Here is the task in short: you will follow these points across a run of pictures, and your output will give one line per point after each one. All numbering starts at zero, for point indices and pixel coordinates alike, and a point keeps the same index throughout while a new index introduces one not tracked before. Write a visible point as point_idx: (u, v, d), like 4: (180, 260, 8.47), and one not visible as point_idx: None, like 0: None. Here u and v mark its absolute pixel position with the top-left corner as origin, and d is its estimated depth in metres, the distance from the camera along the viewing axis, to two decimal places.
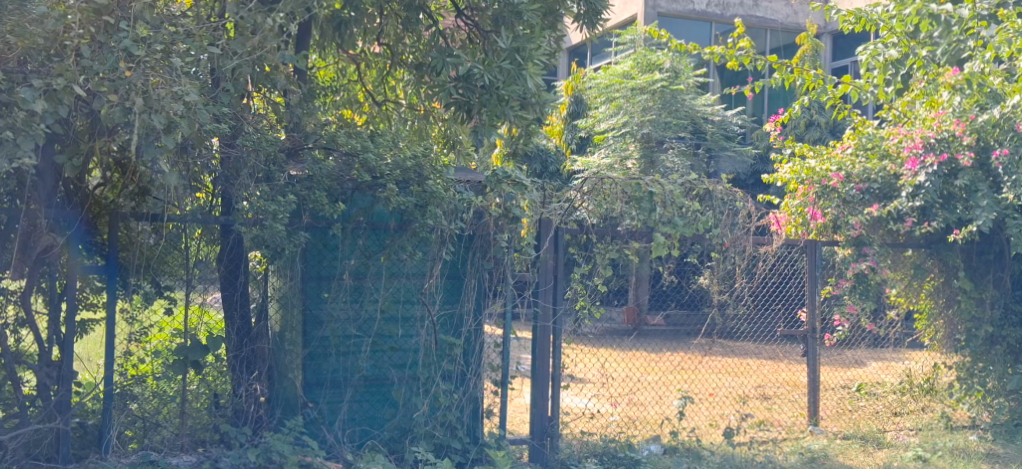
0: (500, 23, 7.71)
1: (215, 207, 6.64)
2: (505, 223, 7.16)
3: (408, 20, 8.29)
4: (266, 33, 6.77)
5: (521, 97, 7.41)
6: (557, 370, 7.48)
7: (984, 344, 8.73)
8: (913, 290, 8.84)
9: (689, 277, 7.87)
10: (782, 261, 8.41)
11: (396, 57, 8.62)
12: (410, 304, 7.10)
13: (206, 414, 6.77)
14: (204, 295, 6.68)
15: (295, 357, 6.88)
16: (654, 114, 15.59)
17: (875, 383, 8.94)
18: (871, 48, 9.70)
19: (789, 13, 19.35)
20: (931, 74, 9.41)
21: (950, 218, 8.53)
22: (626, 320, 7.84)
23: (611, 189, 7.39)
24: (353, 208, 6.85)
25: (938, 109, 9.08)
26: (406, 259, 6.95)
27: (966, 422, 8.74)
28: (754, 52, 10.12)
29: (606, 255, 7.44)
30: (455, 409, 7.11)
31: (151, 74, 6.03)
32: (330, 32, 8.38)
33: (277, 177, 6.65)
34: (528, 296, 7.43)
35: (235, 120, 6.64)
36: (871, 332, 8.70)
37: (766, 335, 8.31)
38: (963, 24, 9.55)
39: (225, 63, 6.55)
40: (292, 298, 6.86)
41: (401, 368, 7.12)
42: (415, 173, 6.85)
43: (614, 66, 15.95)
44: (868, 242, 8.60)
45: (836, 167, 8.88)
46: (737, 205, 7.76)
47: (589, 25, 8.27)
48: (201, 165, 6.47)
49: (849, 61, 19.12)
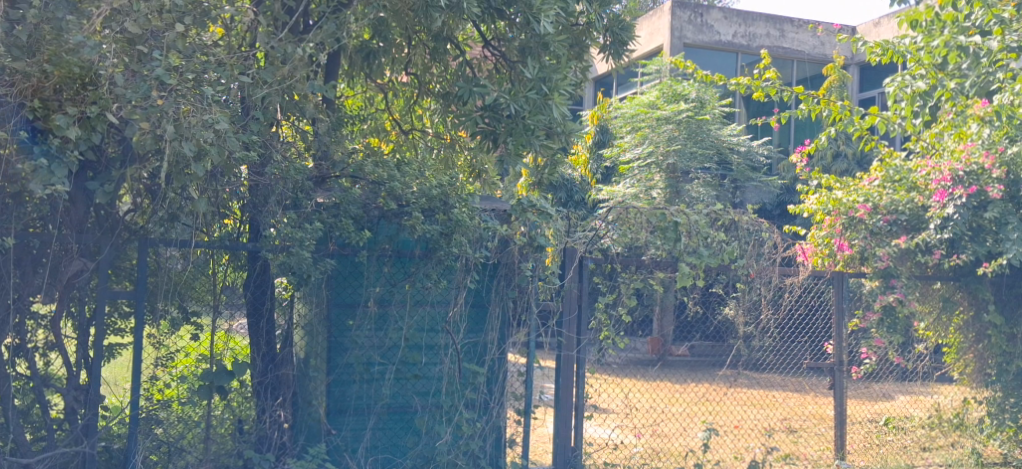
0: (527, 53, 7.73)
1: (242, 233, 6.71)
2: (530, 251, 7.21)
3: (435, 49, 8.25)
4: (297, 63, 6.88)
5: (547, 126, 7.50)
6: (580, 400, 7.44)
7: (1015, 380, 8.70)
8: (941, 325, 8.71)
9: (715, 308, 7.76)
10: (808, 292, 8.30)
11: (423, 86, 8.63)
12: (434, 332, 7.11)
13: (230, 440, 6.74)
14: (231, 322, 6.72)
15: (319, 383, 6.93)
16: (680, 144, 15.55)
17: (904, 417, 8.65)
18: (899, 80, 9.64)
19: (816, 44, 19.40)
20: (959, 106, 9.69)
21: (979, 252, 8.57)
22: (649, 350, 7.67)
23: (636, 219, 7.48)
24: (379, 236, 6.91)
25: (967, 141, 9.22)
26: (431, 287, 6.98)
27: (997, 459, 8.61)
28: (780, 82, 10.06)
29: (630, 285, 7.47)
30: (478, 438, 7.16)
31: (183, 102, 6.12)
32: (358, 61, 8.41)
33: (305, 204, 6.68)
34: (552, 326, 7.38)
35: (264, 148, 6.68)
36: (900, 365, 8.54)
37: (793, 367, 8.20)
38: (992, 56, 9.26)
39: (255, 92, 6.63)
40: (317, 326, 6.88)
41: (424, 396, 7.13)
42: (440, 201, 6.88)
43: (640, 96, 15.97)
44: (895, 273, 8.54)
45: (863, 199, 8.85)
46: (763, 235, 7.81)
47: (616, 55, 8.30)
48: (230, 191, 6.57)
49: (876, 93, 19.15)
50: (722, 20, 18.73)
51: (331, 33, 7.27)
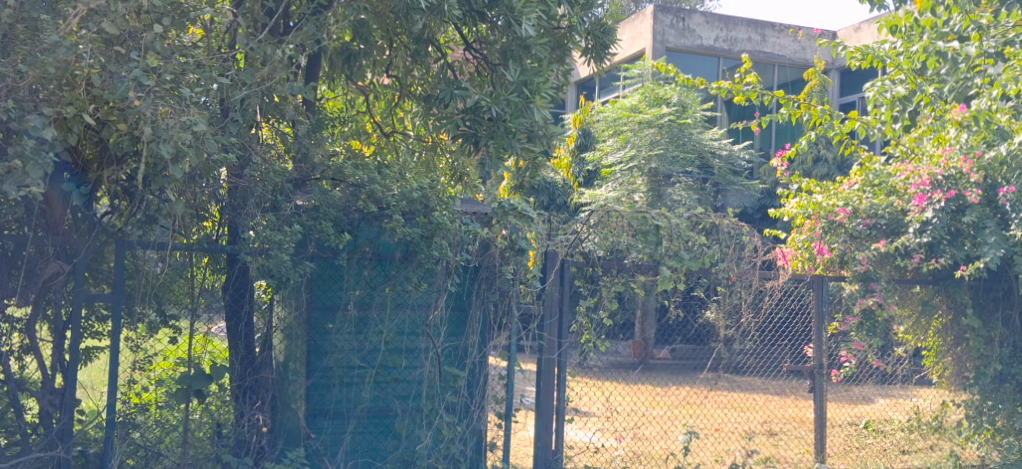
0: (508, 56, 7.76)
1: (222, 236, 6.67)
2: (511, 254, 7.19)
3: (417, 52, 8.22)
4: (276, 64, 6.82)
5: (528, 129, 7.52)
6: (561, 404, 7.42)
7: (993, 382, 8.61)
8: (920, 328, 8.74)
9: (696, 311, 7.81)
10: (789, 296, 8.35)
11: (405, 89, 8.58)
12: (415, 336, 7.10)
13: (209, 444, 6.69)
14: (209, 325, 6.68)
15: (298, 387, 6.89)
16: (662, 148, 15.58)
17: (883, 420, 8.72)
18: (879, 85, 9.75)
19: (797, 49, 19.46)
20: (938, 111, 9.58)
21: (957, 255, 8.55)
22: (632, 354, 7.75)
23: (617, 223, 7.49)
24: (360, 239, 6.89)
25: (945, 146, 9.14)
26: (411, 290, 6.95)
27: (975, 462, 8.56)
28: (761, 86, 10.11)
29: (612, 289, 7.45)
30: (458, 442, 7.12)
31: (160, 104, 6.06)
32: (339, 64, 8.29)
33: (284, 206, 6.65)
34: (533, 329, 7.37)
35: (243, 150, 6.70)
36: (879, 368, 8.61)
37: (774, 371, 8.26)
38: (971, 61, 9.34)
39: (234, 93, 6.59)
40: (297, 329, 6.85)
41: (404, 399, 7.11)
42: (421, 204, 6.87)
43: (623, 100, 16.00)
44: (875, 277, 8.54)
45: (843, 203, 8.87)
46: (743, 239, 7.83)
47: (597, 58, 8.28)
48: (209, 193, 6.55)
49: (856, 97, 19.26)
50: (704, 24, 18.75)
51: (310, 34, 7.19)
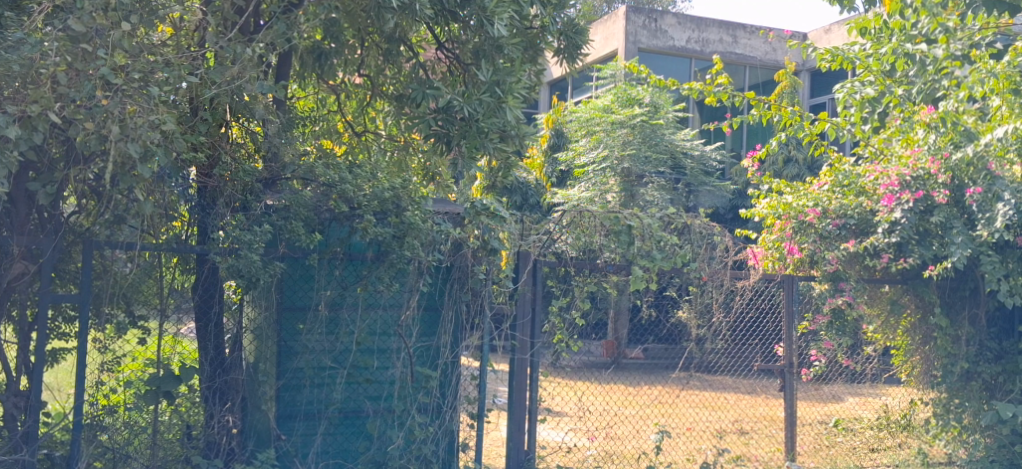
0: (480, 55, 7.72)
1: (191, 236, 6.62)
2: (483, 254, 7.20)
3: (388, 51, 8.22)
4: (246, 63, 6.77)
5: (501, 129, 7.50)
6: (533, 404, 7.41)
7: (959, 380, 8.68)
8: (889, 327, 8.83)
9: (668, 311, 7.90)
10: (759, 295, 8.45)
11: (377, 88, 8.58)
12: (387, 336, 7.10)
13: (178, 445, 6.64)
14: (178, 326, 6.63)
15: (268, 388, 6.84)
16: (634, 148, 15.61)
17: (853, 419, 8.99)
18: (849, 87, 9.85)
19: (768, 51, 19.64)
20: (907, 112, 9.78)
21: (925, 255, 8.55)
22: (604, 353, 7.68)
23: (589, 223, 7.48)
24: (331, 238, 6.85)
25: (914, 146, 9.16)
26: (383, 290, 6.91)
27: (942, 459, 8.71)
28: (732, 88, 10.16)
29: (584, 288, 7.48)
30: (431, 442, 7.09)
31: (129, 102, 6.04)
32: (310, 62, 8.18)
33: (254, 206, 6.66)
34: (506, 329, 7.38)
35: (212, 149, 6.78)
36: (849, 367, 8.69)
37: (744, 369, 8.40)
38: (937, 64, 9.38)
39: (202, 92, 6.65)
40: (266, 330, 6.81)
41: (376, 400, 7.09)
42: (393, 204, 6.85)
43: (595, 100, 15.93)
44: (845, 276, 8.58)
45: (813, 203, 8.90)
46: (715, 239, 7.82)
47: (570, 58, 8.27)
48: (179, 193, 6.53)
49: (826, 98, 19.40)
50: (676, 25, 18.80)
51: (281, 33, 7.15)
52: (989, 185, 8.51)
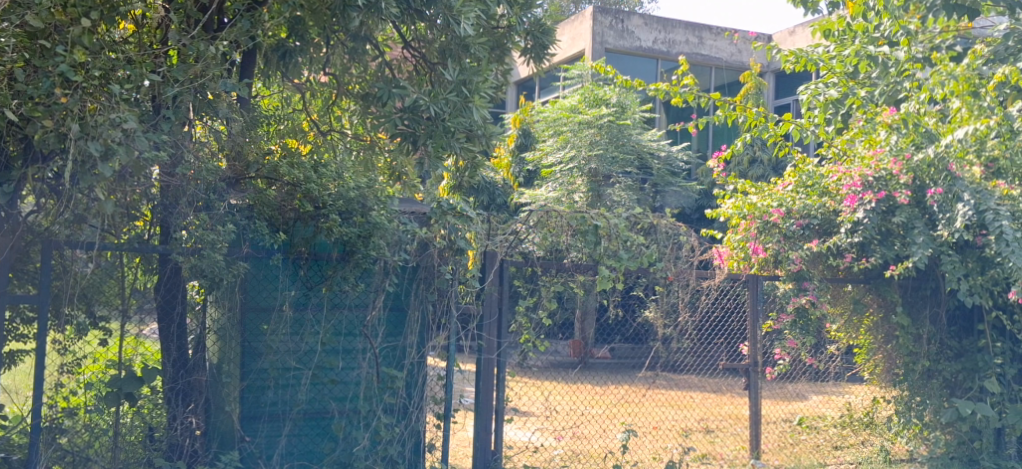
0: (446, 55, 7.72)
1: (154, 236, 6.55)
2: (450, 254, 7.18)
3: (355, 50, 8.06)
4: (209, 61, 6.74)
5: (467, 129, 7.50)
6: (500, 404, 7.38)
7: (921, 378, 8.79)
8: (853, 326, 8.86)
9: (635, 311, 7.79)
10: (724, 295, 8.45)
11: (342, 87, 8.50)
12: (352, 336, 7.04)
13: (140, 448, 6.55)
14: (141, 327, 6.56)
15: (232, 389, 6.77)
16: (601, 148, 15.63)
17: (816, 417, 8.97)
18: (813, 88, 10.01)
19: (733, 52, 19.76)
20: (868, 113, 9.86)
21: (887, 255, 8.64)
22: (571, 353, 7.62)
23: (556, 222, 7.53)
24: (295, 238, 6.83)
25: (876, 147, 9.15)
26: (348, 290, 6.89)
27: (904, 456, 8.82)
28: (698, 88, 10.17)
29: (551, 288, 7.46)
30: (397, 443, 7.06)
31: (89, 101, 6.08)
32: (275, 60, 7.97)
33: (217, 205, 6.55)
34: (473, 329, 7.35)
35: (174, 148, 6.52)
36: (812, 366, 8.74)
37: (709, 368, 8.37)
38: (900, 66, 9.54)
39: (165, 90, 6.51)
40: (230, 330, 6.75)
41: (341, 401, 7.04)
42: (358, 203, 6.84)
43: (562, 100, 15.95)
44: (808, 276, 8.65)
45: (777, 204, 8.94)
46: (681, 239, 7.90)
47: (536, 58, 8.26)
48: (141, 192, 6.45)
49: (791, 100, 19.53)
50: (643, 26, 18.87)
51: (244, 31, 7.13)
52: (949, 186, 8.62)
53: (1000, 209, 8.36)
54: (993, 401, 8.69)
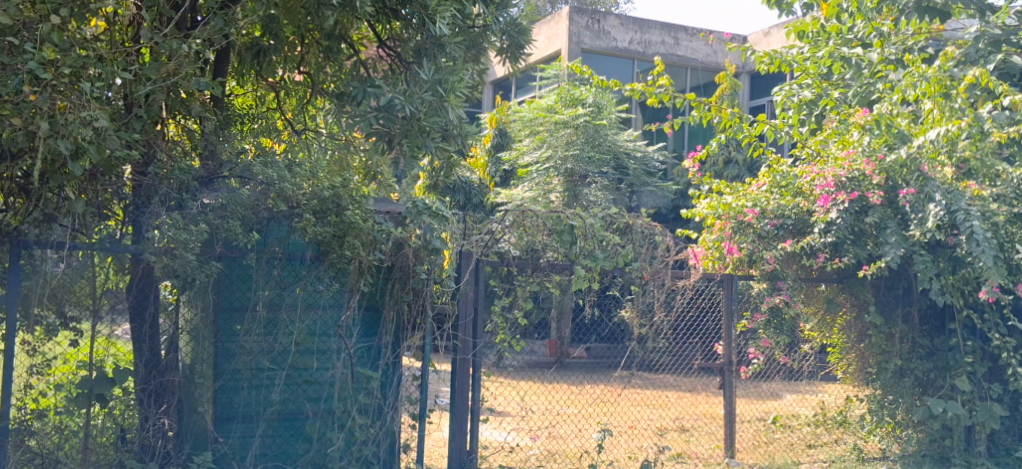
0: (422, 54, 7.61)
1: (125, 235, 6.48)
2: (425, 254, 7.10)
3: (329, 49, 7.96)
4: (182, 59, 6.57)
5: (442, 128, 7.56)
6: (475, 404, 7.37)
7: (894, 377, 8.80)
8: (826, 325, 8.88)
9: (611, 310, 7.80)
10: (699, 295, 8.47)
11: (317, 86, 8.24)
12: (326, 337, 6.98)
13: (111, 449, 6.50)
14: (112, 327, 6.49)
15: (204, 390, 6.72)
16: (578, 148, 15.66)
17: (791, 416, 9.09)
18: (787, 89, 10.06)
19: (709, 53, 19.85)
20: (842, 116, 9.55)
21: (861, 255, 8.67)
22: (548, 353, 7.74)
23: (532, 222, 7.50)
24: (269, 238, 6.76)
25: (849, 148, 9.03)
26: (323, 290, 6.90)
27: (877, 453, 8.92)
28: (673, 89, 10.16)
29: (527, 288, 7.43)
30: (371, 443, 7.02)
31: (59, 98, 5.97)
32: (247, 58, 7.98)
33: (190, 204, 6.55)
34: (448, 329, 7.32)
35: (146, 147, 6.59)
36: (786, 364, 8.75)
37: (684, 367, 8.43)
38: (873, 67, 9.83)
39: (138, 89, 6.41)
40: (203, 331, 6.69)
41: (315, 401, 6.98)
42: (333, 203, 6.82)
43: (539, 100, 15.97)
44: (782, 276, 8.67)
45: (752, 204, 8.98)
46: (657, 238, 7.95)
47: (513, 58, 8.24)
48: (112, 191, 6.44)
49: (766, 101, 19.60)
50: (619, 26, 18.87)
51: (218, 30, 7.04)
52: (922, 186, 8.65)
53: (971, 209, 8.43)
54: (964, 399, 8.75)
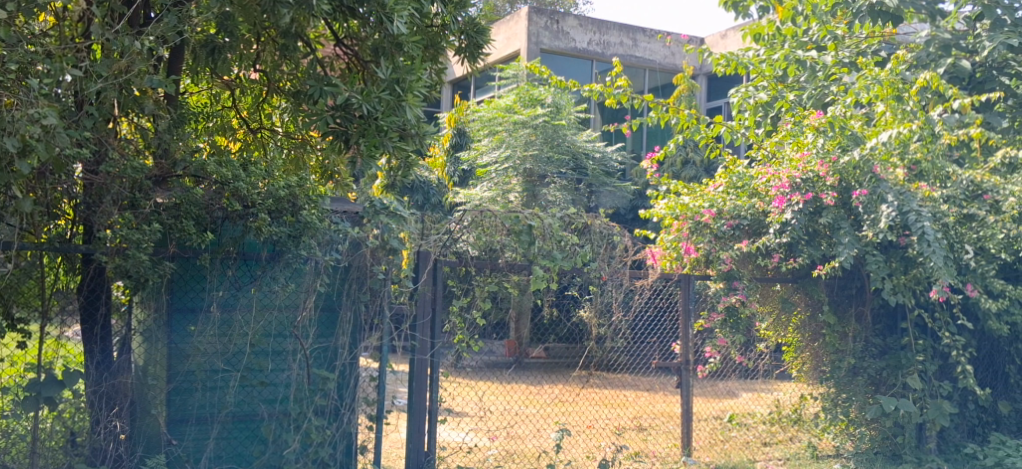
0: (379, 53, 7.61)
1: (76, 235, 6.40)
2: (383, 254, 7.09)
3: (286, 46, 7.82)
4: (135, 57, 6.53)
5: (400, 127, 7.39)
6: (434, 404, 7.35)
7: (846, 376, 8.92)
8: (781, 325, 8.93)
9: (569, 310, 7.80)
10: (658, 295, 8.54)
11: (272, 84, 8.16)
12: (282, 338, 6.90)
13: (61, 453, 6.38)
14: (62, 328, 6.44)
15: (158, 392, 6.65)
16: (536, 149, 15.70)
17: (746, 414, 8.99)
18: (742, 91, 10.16)
19: (667, 54, 20.00)
20: (796, 118, 9.46)
21: (815, 255, 8.73)
22: (508, 353, 7.72)
23: (490, 222, 7.47)
24: (223, 238, 6.65)
25: (803, 150, 9.05)
26: (279, 291, 6.81)
27: (831, 451, 8.98)
28: (631, 90, 10.18)
29: (485, 289, 7.42)
30: (328, 445, 6.98)
31: (6, 95, 5.89)
32: (202, 56, 7.81)
33: (143, 204, 6.37)
34: (405, 329, 7.28)
35: (97, 145, 6.44)
36: (742, 363, 8.81)
37: (642, 366, 8.41)
38: (827, 70, 10.06)
39: (88, 86, 6.34)
40: (156, 332, 6.62)
41: (271, 403, 6.90)
42: (288, 203, 6.68)
43: (498, 99, 15.84)
44: (738, 276, 8.71)
45: (708, 204, 9.00)
46: (615, 238, 7.92)
47: (471, 58, 8.19)
48: (62, 191, 6.29)
49: (722, 103, 19.77)
50: (578, 27, 18.89)
51: (171, 27, 6.96)
52: (875, 187, 8.72)
53: (922, 210, 8.51)
54: (915, 396, 8.84)
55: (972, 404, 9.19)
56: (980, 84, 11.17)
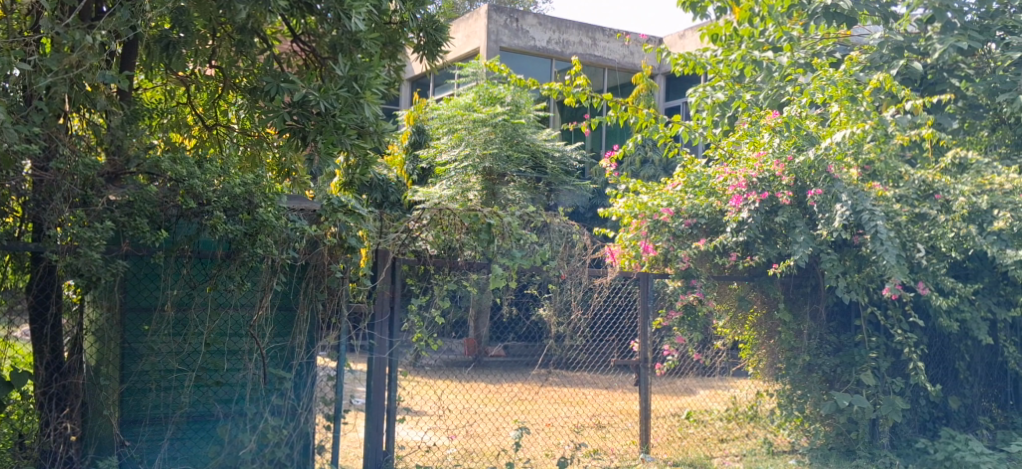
0: (338, 49, 7.60)
1: (25, 232, 6.31)
2: (341, 252, 7.02)
3: (241, 42, 7.68)
4: (86, 51, 6.43)
5: (358, 125, 7.36)
6: (392, 403, 7.31)
7: (802, 373, 9.00)
8: (737, 322, 9.01)
9: (528, 309, 7.80)
10: (617, 293, 8.50)
11: (228, 81, 8.02)
12: (238, 337, 6.83)
13: (10, 455, 6.33)
14: (11, 328, 6.32)
15: (110, 393, 6.54)
16: (496, 147, 15.54)
17: (703, 411, 9.17)
18: (700, 91, 10.25)
19: (625, 54, 20.03)
20: (754, 116, 9.49)
21: (771, 254, 8.82)
22: (466, 352, 7.66)
23: (449, 221, 7.36)
24: (177, 236, 6.54)
25: (759, 149, 9.11)
26: (234, 290, 6.71)
27: (786, 447, 9.04)
28: (590, 89, 10.15)
29: (444, 287, 7.37)
30: (284, 446, 6.91)
31: None
32: (156, 51, 7.72)
33: (95, 201, 6.28)
34: (363, 328, 7.24)
35: (48, 141, 6.33)
36: (698, 361, 8.83)
37: (602, 365, 8.34)
38: (782, 71, 10.18)
39: (37, 80, 6.29)
40: (109, 331, 6.53)
41: (227, 403, 6.82)
42: (244, 200, 6.60)
43: (457, 98, 15.87)
44: (695, 274, 8.80)
45: (667, 203, 9.02)
46: (573, 237, 8.00)
47: (429, 56, 8.13)
48: (11, 187, 6.18)
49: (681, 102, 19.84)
50: (536, 26, 18.90)
51: (124, 21, 6.83)
52: (829, 186, 8.80)
53: (876, 209, 8.60)
54: (869, 393, 8.88)
55: (924, 400, 9.28)
56: (932, 86, 11.27)
